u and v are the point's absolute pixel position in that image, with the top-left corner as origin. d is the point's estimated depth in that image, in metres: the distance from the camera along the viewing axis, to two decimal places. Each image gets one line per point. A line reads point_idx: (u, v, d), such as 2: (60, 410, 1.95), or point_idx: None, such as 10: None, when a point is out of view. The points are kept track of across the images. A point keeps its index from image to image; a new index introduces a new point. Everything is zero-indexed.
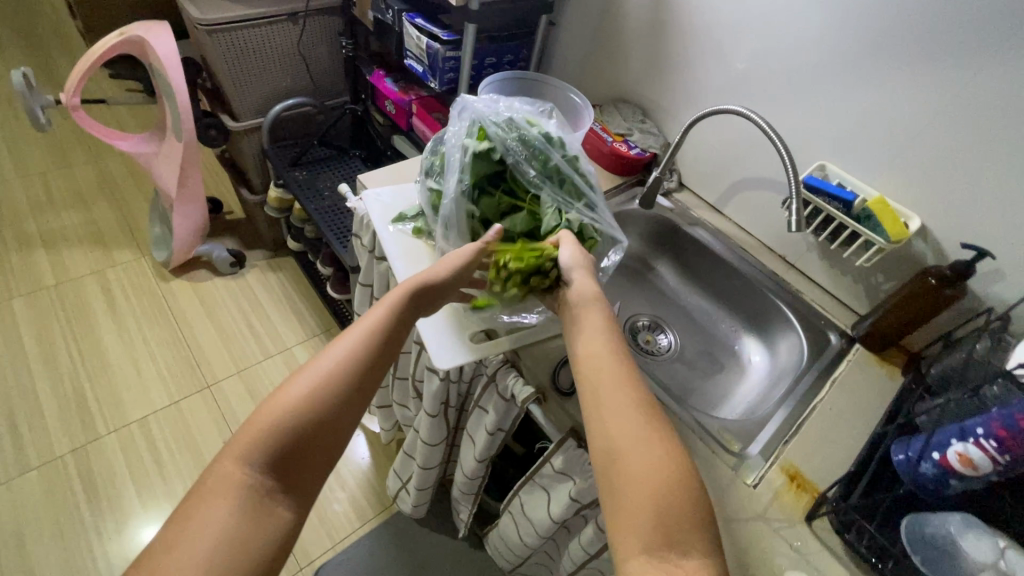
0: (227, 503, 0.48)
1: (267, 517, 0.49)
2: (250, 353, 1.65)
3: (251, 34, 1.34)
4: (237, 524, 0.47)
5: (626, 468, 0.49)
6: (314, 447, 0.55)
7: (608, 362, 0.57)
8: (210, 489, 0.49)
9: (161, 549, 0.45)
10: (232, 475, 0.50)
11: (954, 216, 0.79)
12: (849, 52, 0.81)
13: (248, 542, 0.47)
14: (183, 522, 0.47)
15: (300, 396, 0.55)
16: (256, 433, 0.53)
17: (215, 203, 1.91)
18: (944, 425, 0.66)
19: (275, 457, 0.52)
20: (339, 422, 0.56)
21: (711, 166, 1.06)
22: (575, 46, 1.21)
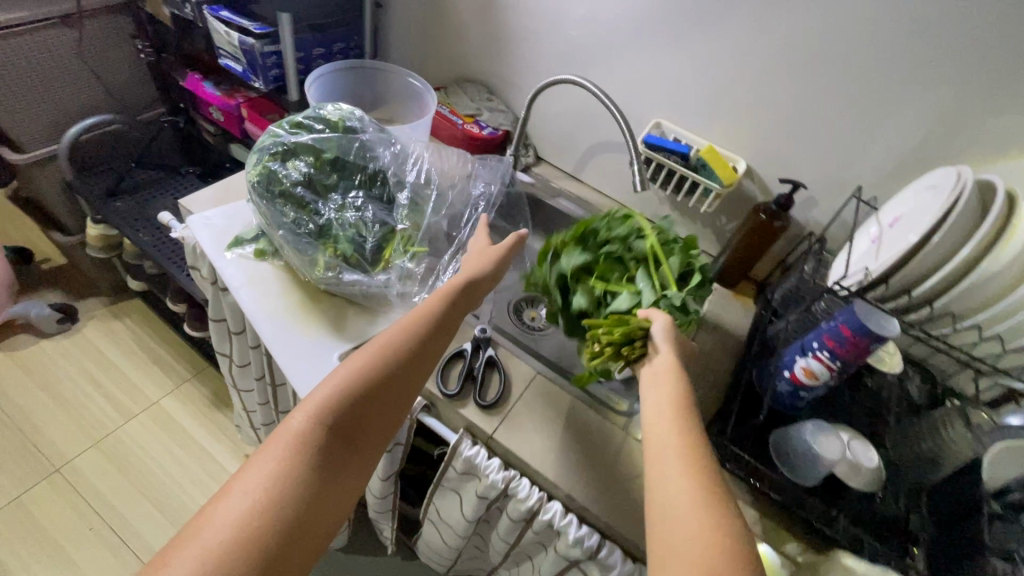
0: (290, 455, 0.48)
1: (330, 480, 0.49)
2: (105, 418, 1.42)
3: (13, 46, 1.10)
4: (295, 481, 0.47)
5: (670, 542, 0.42)
6: (373, 420, 0.54)
7: (662, 404, 0.52)
8: (274, 440, 0.50)
9: (232, 490, 0.45)
10: (297, 432, 0.50)
11: (773, 155, 0.87)
12: (662, 12, 0.85)
13: (311, 496, 0.47)
14: (246, 470, 0.47)
15: (362, 366, 0.55)
16: (321, 396, 0.52)
17: (21, 253, 1.59)
18: (790, 345, 0.73)
19: (339, 423, 0.52)
20: (395, 401, 0.56)
21: (563, 136, 1.07)
22: (408, 28, 1.15)
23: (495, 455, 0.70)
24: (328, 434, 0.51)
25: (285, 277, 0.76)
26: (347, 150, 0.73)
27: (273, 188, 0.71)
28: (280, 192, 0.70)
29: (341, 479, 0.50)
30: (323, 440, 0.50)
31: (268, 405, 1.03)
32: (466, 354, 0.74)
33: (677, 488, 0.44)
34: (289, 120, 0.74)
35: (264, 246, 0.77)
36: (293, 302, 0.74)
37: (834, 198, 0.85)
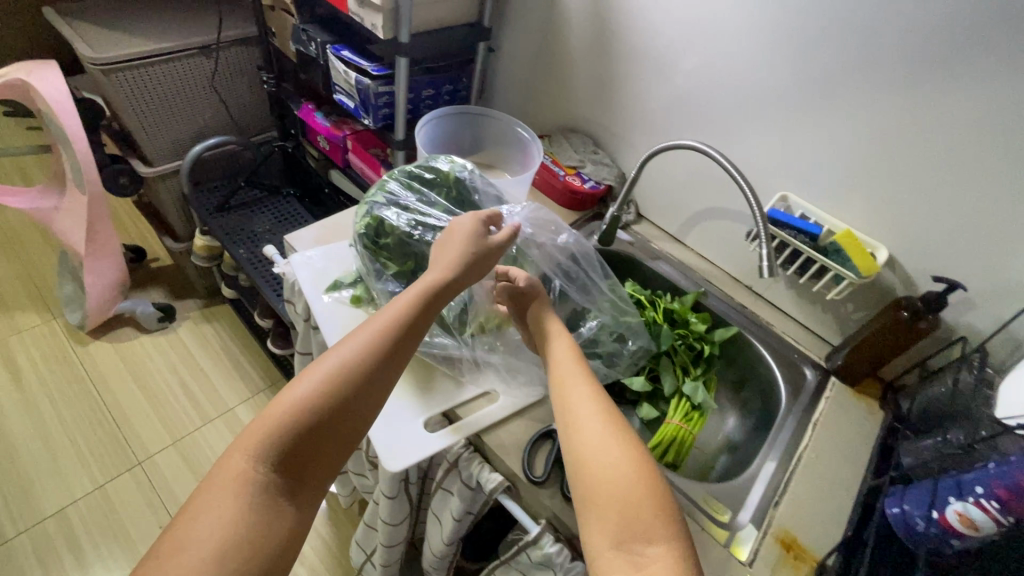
0: (234, 501, 0.45)
1: (279, 516, 0.46)
2: (186, 418, 1.49)
3: (157, 71, 1.21)
4: (246, 523, 0.44)
5: (590, 479, 0.49)
6: (325, 443, 0.51)
7: (569, 367, 0.60)
8: (217, 481, 0.46)
9: (169, 545, 0.41)
10: (239, 474, 0.47)
11: (923, 245, 0.76)
12: (800, 79, 0.78)
13: (259, 537, 0.44)
14: (188, 519, 0.43)
15: (309, 392, 0.51)
16: (263, 430, 0.49)
17: (136, 252, 1.73)
18: (941, 479, 0.61)
19: (289, 452, 0.49)
20: (353, 417, 0.53)
21: (669, 196, 1.01)
22: (518, 73, 1.14)
23: (578, 558, 0.63)
24: (273, 470, 0.48)
25: None
26: (453, 208, 0.74)
27: (380, 239, 0.72)
28: (387, 245, 0.71)
29: (292, 510, 0.48)
30: (268, 475, 0.48)
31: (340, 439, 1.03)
32: (555, 436, 0.68)
33: (604, 445, 0.51)
34: (403, 170, 0.75)
35: (360, 292, 0.75)
36: None
37: (999, 304, 0.73)
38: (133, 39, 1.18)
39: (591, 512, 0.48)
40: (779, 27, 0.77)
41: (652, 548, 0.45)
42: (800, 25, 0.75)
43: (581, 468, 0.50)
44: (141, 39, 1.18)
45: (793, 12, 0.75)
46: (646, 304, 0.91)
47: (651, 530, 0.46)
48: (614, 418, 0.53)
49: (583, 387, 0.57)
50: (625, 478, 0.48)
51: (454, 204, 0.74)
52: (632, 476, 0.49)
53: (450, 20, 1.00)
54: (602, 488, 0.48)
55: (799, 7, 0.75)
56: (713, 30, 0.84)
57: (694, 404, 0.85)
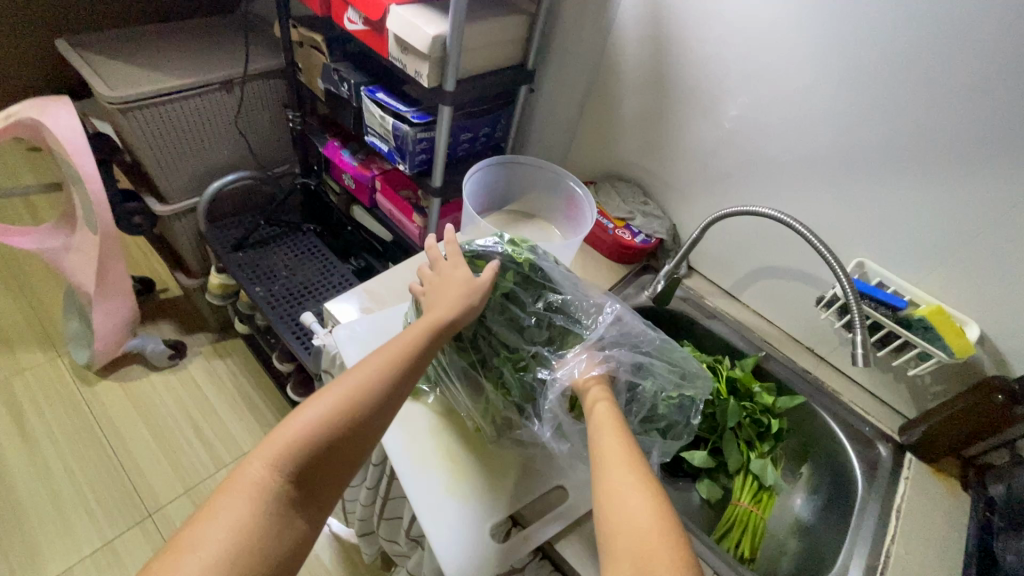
0: (248, 510, 0.47)
1: (286, 529, 0.48)
2: (199, 464, 1.41)
3: (176, 108, 1.15)
4: (257, 533, 0.46)
5: (613, 534, 0.48)
6: (338, 463, 0.52)
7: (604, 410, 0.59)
8: (236, 488, 0.48)
9: (184, 544, 0.44)
10: (255, 483, 0.48)
11: (1017, 324, 0.71)
12: (883, 141, 0.73)
13: (266, 548, 0.46)
14: (206, 521, 0.46)
15: (326, 409, 0.52)
16: (282, 442, 0.50)
17: (145, 283, 1.66)
18: None
19: (304, 468, 0.50)
20: (364, 440, 0.53)
21: (725, 251, 0.95)
22: (560, 116, 1.09)
23: None
24: (288, 481, 0.49)
25: (436, 418, 0.72)
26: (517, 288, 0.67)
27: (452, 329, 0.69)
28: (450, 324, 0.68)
29: (301, 523, 0.49)
30: (283, 487, 0.49)
31: (374, 507, 0.96)
32: None
33: (627, 494, 0.50)
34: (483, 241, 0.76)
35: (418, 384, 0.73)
36: (443, 447, 0.70)
37: None
38: (152, 75, 1.13)
39: (610, 566, 0.46)
40: (859, 86, 0.72)
41: None
42: (885, 86, 0.70)
43: (607, 516, 0.49)
44: (161, 75, 1.13)
45: (876, 72, 0.70)
46: (709, 372, 0.85)
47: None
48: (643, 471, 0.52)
49: (614, 433, 0.56)
50: (649, 532, 0.47)
51: (517, 283, 0.67)
52: (654, 532, 0.47)
53: (494, 64, 0.95)
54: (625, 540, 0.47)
55: (884, 66, 0.69)
56: (782, 84, 0.79)
57: (765, 484, 0.78)
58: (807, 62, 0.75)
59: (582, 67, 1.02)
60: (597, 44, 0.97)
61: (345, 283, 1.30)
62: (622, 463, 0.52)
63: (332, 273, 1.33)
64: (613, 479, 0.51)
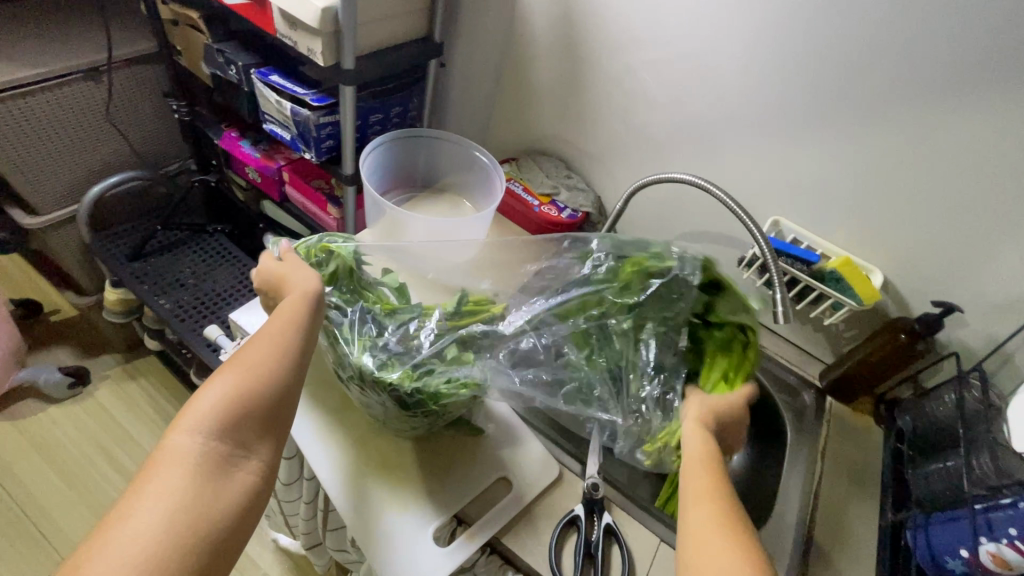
0: (181, 476, 0.41)
1: (228, 483, 0.43)
2: (118, 500, 1.28)
3: (32, 102, 1.00)
4: (195, 493, 0.41)
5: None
6: (272, 410, 0.48)
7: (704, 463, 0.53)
8: (163, 459, 0.42)
9: (116, 524, 0.38)
10: (178, 453, 0.42)
11: (914, 266, 0.75)
12: (790, 100, 0.75)
13: (208, 507, 0.41)
14: (133, 498, 0.40)
15: (246, 362, 0.48)
16: (195, 408, 0.45)
17: (28, 306, 1.46)
18: (951, 512, 0.63)
19: (236, 423, 0.45)
20: (293, 383, 0.50)
21: (650, 219, 0.96)
22: (476, 90, 1.05)
23: None
24: (217, 440, 0.44)
25: (365, 426, 0.68)
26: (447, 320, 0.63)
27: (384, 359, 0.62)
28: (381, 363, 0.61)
29: (247, 476, 0.45)
30: (213, 448, 0.44)
31: (315, 521, 0.90)
32: (580, 523, 0.63)
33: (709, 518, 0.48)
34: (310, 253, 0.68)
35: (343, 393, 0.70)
36: (372, 455, 0.66)
37: (992, 323, 0.73)
38: None
39: None
40: (764, 47, 0.73)
41: None
42: (782, 44, 0.72)
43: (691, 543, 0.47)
44: (7, 65, 0.97)
45: (777, 32, 0.71)
46: None
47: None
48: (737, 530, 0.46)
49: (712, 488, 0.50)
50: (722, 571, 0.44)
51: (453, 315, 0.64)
52: None
53: (397, 38, 0.88)
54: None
55: (785, 26, 0.71)
56: (688, 47, 0.79)
57: None
58: (710, 22, 0.75)
59: (492, 38, 0.97)
60: (505, 12, 0.93)
61: None
62: (708, 495, 0.50)
63: (247, 276, 1.22)
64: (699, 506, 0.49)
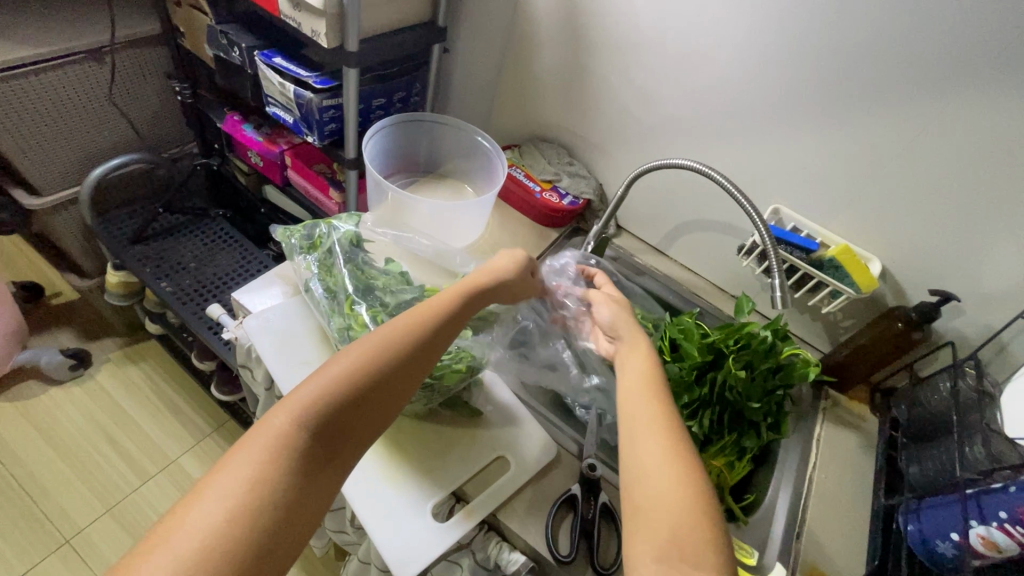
0: (264, 460, 0.42)
1: (305, 480, 0.43)
2: (119, 480, 1.29)
3: (35, 82, 1.00)
4: (272, 481, 0.42)
5: (638, 489, 0.47)
6: (370, 414, 0.48)
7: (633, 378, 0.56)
8: (256, 437, 0.44)
9: (199, 497, 0.40)
10: (277, 436, 0.43)
11: (913, 256, 0.76)
12: (792, 88, 0.75)
13: (280, 496, 0.41)
14: (220, 472, 0.41)
15: (357, 360, 0.49)
16: (306, 392, 0.46)
17: (30, 289, 1.46)
18: (942, 496, 0.64)
19: (331, 422, 0.46)
20: (395, 392, 0.50)
21: (651, 207, 0.96)
22: (479, 75, 1.05)
23: None
24: (308, 434, 0.45)
25: None
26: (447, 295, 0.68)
27: None
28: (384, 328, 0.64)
29: (323, 476, 0.45)
30: (309, 442, 0.44)
31: (315, 501, 0.92)
32: (577, 502, 0.64)
33: (648, 444, 0.49)
34: (319, 253, 0.73)
35: None
36: (373, 433, 0.67)
37: (987, 312, 0.74)
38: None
39: (636, 524, 0.45)
40: (767, 33, 0.73)
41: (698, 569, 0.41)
42: (786, 31, 0.72)
43: (631, 473, 0.48)
44: (10, 44, 0.97)
45: (781, 18, 0.71)
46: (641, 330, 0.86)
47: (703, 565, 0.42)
48: (668, 427, 0.50)
49: (639, 396, 0.54)
50: (658, 467, 0.47)
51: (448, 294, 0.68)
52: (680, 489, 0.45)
53: (401, 22, 0.88)
54: (647, 509, 0.45)
55: (788, 12, 0.71)
56: (692, 34, 0.78)
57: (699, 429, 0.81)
58: (714, 9, 0.75)
59: (496, 23, 0.97)
60: None
61: (265, 269, 1.21)
62: (647, 421, 0.51)
63: (249, 260, 1.23)
64: (639, 438, 0.50)
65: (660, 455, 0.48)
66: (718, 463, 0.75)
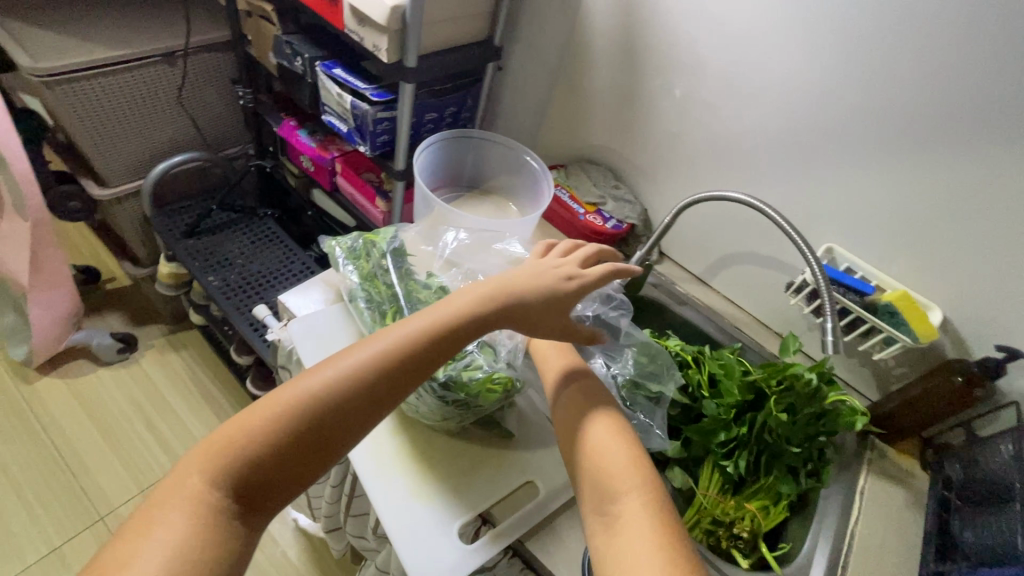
0: (182, 519, 0.41)
1: (220, 537, 0.42)
2: (153, 463, 1.33)
3: (113, 81, 1.06)
4: (188, 542, 0.40)
5: (572, 434, 0.55)
6: (296, 463, 0.46)
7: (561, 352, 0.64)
8: (174, 493, 0.42)
9: (109, 559, 0.38)
10: (193, 491, 0.42)
11: (977, 307, 0.72)
12: (855, 125, 0.72)
13: (197, 558, 0.40)
14: (138, 531, 0.40)
15: (286, 405, 0.46)
16: (230, 444, 0.44)
17: (88, 273, 1.54)
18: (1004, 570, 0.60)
19: (250, 473, 0.44)
20: (329, 437, 0.46)
21: (697, 235, 0.94)
22: (530, 94, 1.06)
23: None
24: (225, 488, 0.43)
25: (403, 415, 0.70)
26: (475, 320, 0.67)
27: None
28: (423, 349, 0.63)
29: (241, 530, 0.43)
30: (226, 496, 0.43)
31: (339, 505, 0.92)
32: None
33: (579, 399, 0.57)
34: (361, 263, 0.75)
35: None
36: (406, 447, 0.67)
37: None
38: (82, 45, 1.03)
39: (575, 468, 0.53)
40: (833, 67, 0.71)
41: (618, 499, 0.48)
42: (853, 68, 0.70)
43: (568, 420, 0.56)
44: (93, 45, 1.04)
45: (849, 52, 0.69)
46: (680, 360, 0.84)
47: (620, 488, 0.49)
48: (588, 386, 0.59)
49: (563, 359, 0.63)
50: (584, 411, 0.56)
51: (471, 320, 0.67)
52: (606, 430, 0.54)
53: (458, 39, 0.90)
54: (580, 445, 0.54)
55: (858, 46, 0.68)
56: (753, 66, 0.77)
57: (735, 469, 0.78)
58: (776, 42, 0.74)
59: (551, 44, 0.98)
60: (567, 20, 0.94)
61: (307, 270, 1.24)
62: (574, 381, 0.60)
63: (293, 261, 1.26)
64: (576, 396, 0.58)
65: (578, 407, 0.57)
66: (753, 506, 0.73)
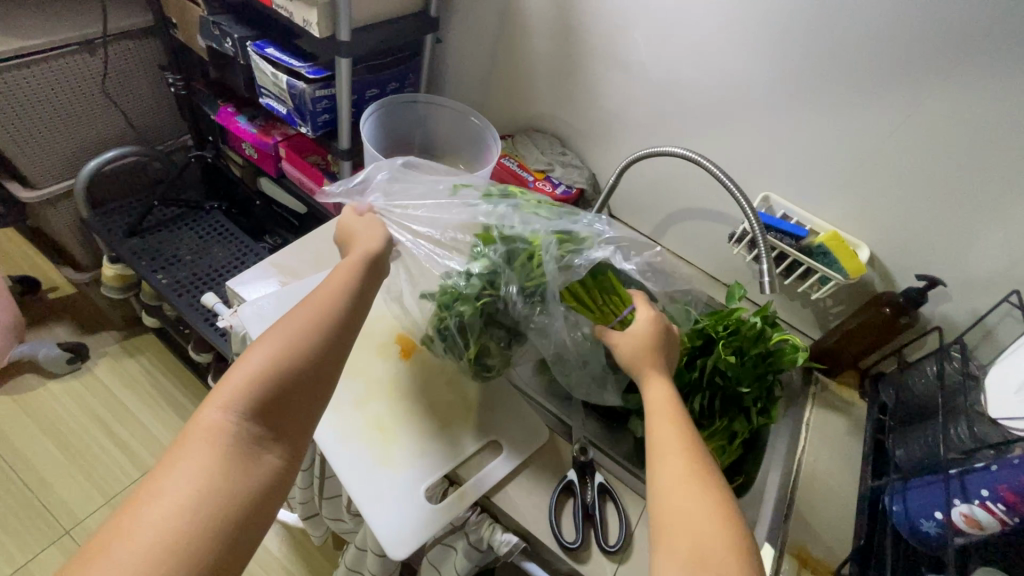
0: (209, 454, 0.42)
1: (252, 465, 0.43)
2: (118, 472, 1.30)
3: (28, 74, 1.00)
4: (221, 474, 0.42)
5: (666, 502, 0.46)
6: (303, 392, 0.48)
7: (664, 405, 0.55)
8: (194, 435, 0.43)
9: (144, 499, 0.39)
10: (213, 428, 0.44)
11: (899, 242, 0.77)
12: (780, 77, 0.76)
13: (233, 487, 0.42)
14: (165, 474, 0.41)
15: (281, 342, 0.48)
16: (238, 382, 0.46)
17: (26, 283, 1.46)
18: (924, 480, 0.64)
19: (263, 405, 0.46)
20: (327, 362, 0.50)
21: (644, 195, 0.96)
22: (472, 65, 1.05)
23: None
24: (246, 420, 0.45)
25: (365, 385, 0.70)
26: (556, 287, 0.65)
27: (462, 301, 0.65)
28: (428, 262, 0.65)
29: (270, 459, 0.45)
30: (247, 429, 0.45)
31: (312, 488, 0.92)
32: (573, 488, 0.65)
33: (696, 506, 0.45)
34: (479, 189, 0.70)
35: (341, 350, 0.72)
36: (371, 416, 0.68)
37: (972, 297, 0.75)
38: None
39: (660, 539, 0.45)
40: (754, 21, 0.74)
41: None
42: (773, 21, 0.72)
43: (661, 499, 0.47)
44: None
45: (767, 6, 0.72)
46: None
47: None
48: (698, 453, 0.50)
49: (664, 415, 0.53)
50: (687, 482, 0.47)
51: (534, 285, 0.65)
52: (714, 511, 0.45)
53: (392, 11, 0.88)
54: (673, 514, 0.45)
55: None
56: (682, 25, 0.79)
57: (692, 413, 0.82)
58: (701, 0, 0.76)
59: (488, 14, 0.98)
60: None
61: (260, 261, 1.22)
62: (677, 440, 0.51)
63: (244, 252, 1.23)
64: (668, 451, 0.50)
65: (681, 469, 0.48)
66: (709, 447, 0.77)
